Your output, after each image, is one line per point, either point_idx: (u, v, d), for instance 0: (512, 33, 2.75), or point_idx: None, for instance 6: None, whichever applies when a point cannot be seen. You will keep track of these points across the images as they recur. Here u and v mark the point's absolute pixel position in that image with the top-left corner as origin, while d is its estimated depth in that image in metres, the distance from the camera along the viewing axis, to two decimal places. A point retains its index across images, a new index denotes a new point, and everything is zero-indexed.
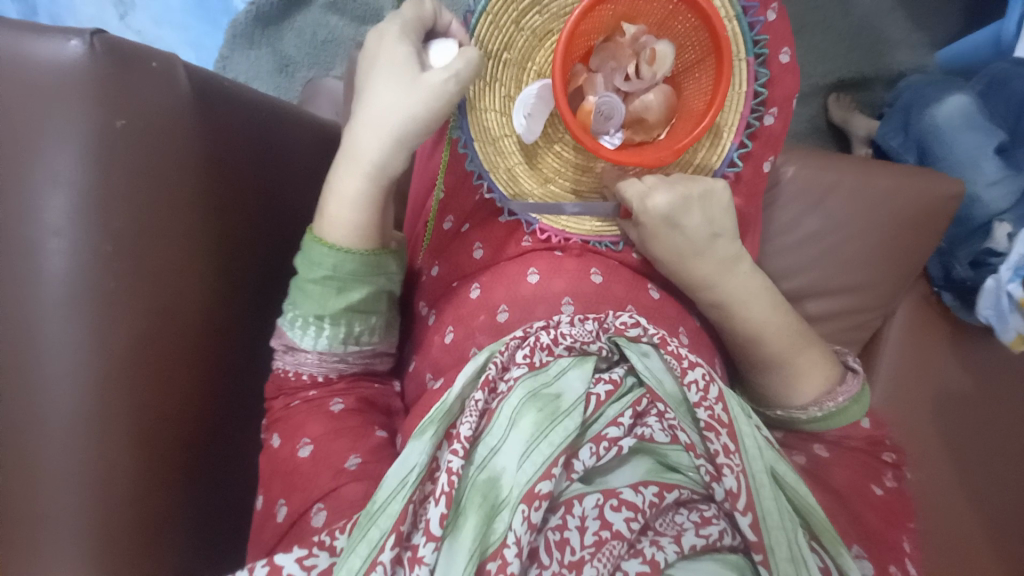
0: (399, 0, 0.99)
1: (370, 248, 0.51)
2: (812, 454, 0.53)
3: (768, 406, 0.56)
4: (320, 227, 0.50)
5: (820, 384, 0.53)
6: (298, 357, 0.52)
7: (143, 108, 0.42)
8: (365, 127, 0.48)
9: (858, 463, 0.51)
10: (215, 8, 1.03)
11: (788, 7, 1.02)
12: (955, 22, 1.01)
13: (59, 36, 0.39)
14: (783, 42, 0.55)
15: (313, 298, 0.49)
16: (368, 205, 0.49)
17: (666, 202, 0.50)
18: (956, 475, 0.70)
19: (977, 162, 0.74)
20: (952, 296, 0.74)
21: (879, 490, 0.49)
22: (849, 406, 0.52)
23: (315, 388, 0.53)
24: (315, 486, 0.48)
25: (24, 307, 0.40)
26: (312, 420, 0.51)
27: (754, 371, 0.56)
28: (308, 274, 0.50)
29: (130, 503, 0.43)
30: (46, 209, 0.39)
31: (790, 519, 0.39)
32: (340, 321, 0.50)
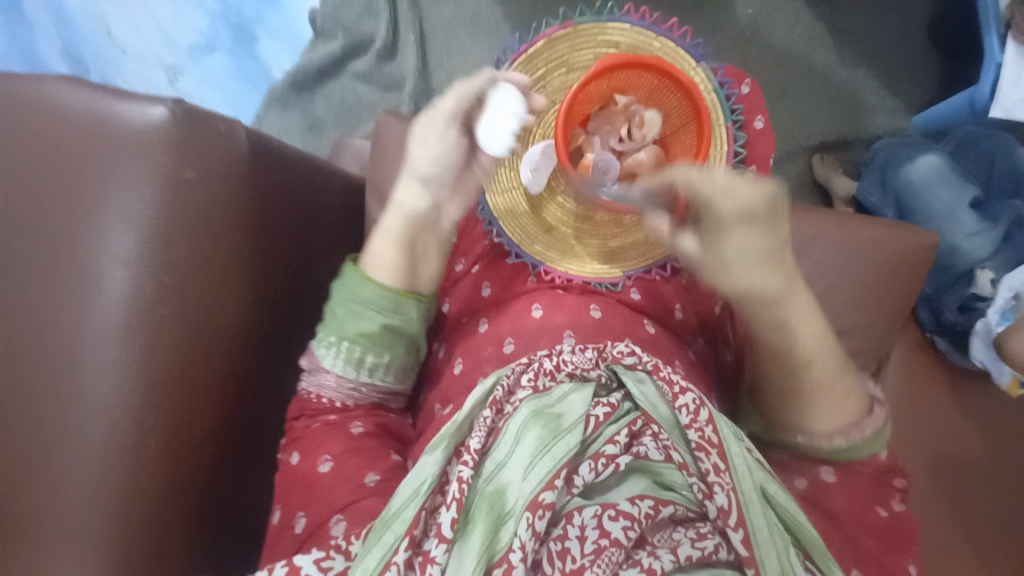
0: (420, 72, 1.12)
1: (395, 288, 0.57)
2: (814, 480, 0.50)
3: (789, 431, 0.51)
4: (365, 261, 0.58)
5: (847, 415, 0.49)
6: (319, 379, 0.57)
7: (207, 162, 0.48)
8: (404, 182, 0.58)
9: (864, 485, 0.49)
10: (254, 75, 1.17)
11: (771, 78, 1.13)
12: (925, 92, 1.11)
13: (145, 102, 0.46)
14: (757, 110, 0.63)
15: (341, 320, 0.56)
16: (399, 242, 0.57)
17: (744, 201, 0.44)
18: (959, 522, 0.69)
19: (956, 215, 0.80)
20: (946, 341, 0.76)
21: (884, 514, 0.48)
22: (872, 439, 0.49)
23: (335, 411, 0.57)
24: (335, 497, 0.51)
25: (82, 328, 0.45)
26: (332, 439, 0.55)
27: (775, 396, 0.51)
28: (339, 297, 0.57)
29: (151, 514, 0.46)
30: (115, 244, 0.46)
31: (781, 534, 0.40)
32: (355, 347, 0.55)
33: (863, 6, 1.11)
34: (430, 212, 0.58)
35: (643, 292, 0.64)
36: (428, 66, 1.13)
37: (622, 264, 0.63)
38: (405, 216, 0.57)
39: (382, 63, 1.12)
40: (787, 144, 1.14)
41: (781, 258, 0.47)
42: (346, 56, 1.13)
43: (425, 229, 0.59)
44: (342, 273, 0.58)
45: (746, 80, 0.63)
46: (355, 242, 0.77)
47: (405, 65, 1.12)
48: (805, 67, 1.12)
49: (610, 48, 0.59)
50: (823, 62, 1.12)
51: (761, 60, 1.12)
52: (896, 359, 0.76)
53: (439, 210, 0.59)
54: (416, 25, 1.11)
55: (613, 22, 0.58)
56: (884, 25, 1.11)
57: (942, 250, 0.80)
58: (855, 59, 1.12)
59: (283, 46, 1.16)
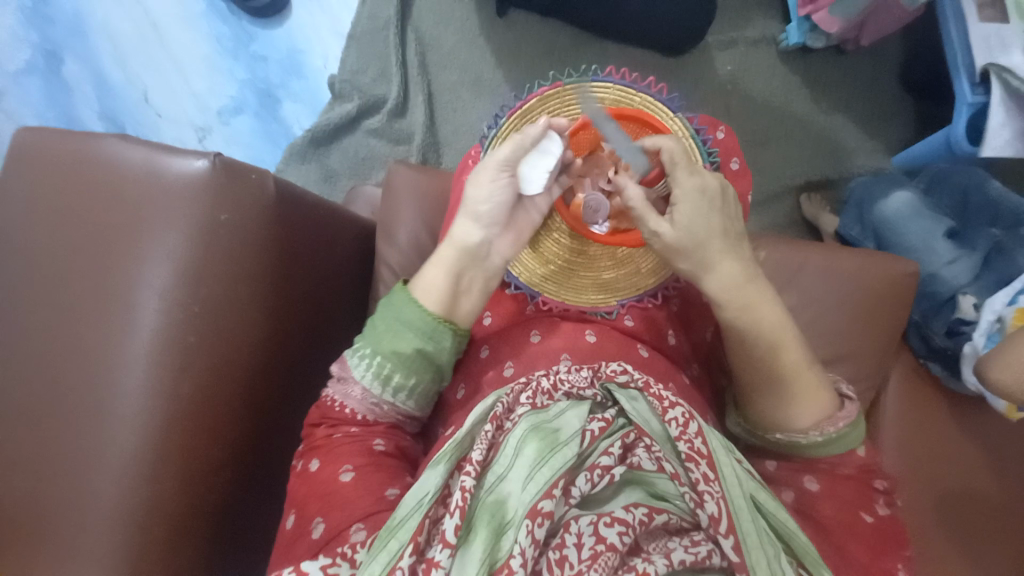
0: (428, 127, 1.23)
1: (434, 314, 0.60)
2: (802, 491, 0.55)
3: (769, 430, 0.57)
4: (414, 284, 0.63)
5: (821, 407, 0.55)
6: (346, 388, 0.59)
7: (239, 207, 0.54)
8: (461, 219, 0.63)
9: (847, 492, 0.53)
10: (276, 134, 1.28)
11: (754, 123, 1.21)
12: (899, 135, 1.19)
13: (190, 156, 0.53)
14: (733, 153, 0.71)
15: (380, 334, 0.59)
16: (449, 270, 0.62)
17: (704, 180, 0.57)
18: (949, 542, 0.72)
19: (932, 245, 0.86)
20: (940, 366, 0.78)
21: (870, 518, 0.51)
22: (847, 432, 0.54)
23: (358, 424, 0.59)
24: (357, 506, 0.52)
25: (116, 353, 0.50)
26: (352, 450, 0.57)
27: (756, 392, 0.58)
28: (383, 312, 0.61)
29: (167, 525, 0.50)
30: (153, 277, 0.51)
31: (768, 540, 0.45)
32: (386, 363, 0.58)
33: (835, 58, 1.21)
34: (481, 247, 0.63)
35: (636, 318, 0.69)
36: (435, 122, 1.23)
37: (615, 293, 0.69)
38: (457, 248, 0.62)
39: (394, 120, 1.23)
40: (775, 184, 1.21)
41: (734, 242, 0.59)
42: (360, 115, 1.24)
43: (473, 263, 0.63)
44: (390, 293, 0.63)
45: (721, 127, 0.72)
46: (365, 279, 0.82)
47: (415, 121, 1.23)
48: (785, 114, 1.21)
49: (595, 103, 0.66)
50: (801, 109, 1.20)
51: (742, 109, 1.21)
52: (893, 388, 0.78)
53: (489, 246, 0.63)
54: (425, 87, 1.23)
55: (597, 82, 0.66)
56: (856, 74, 1.20)
57: (923, 277, 0.85)
58: (831, 106, 1.20)
59: (304, 108, 1.28)
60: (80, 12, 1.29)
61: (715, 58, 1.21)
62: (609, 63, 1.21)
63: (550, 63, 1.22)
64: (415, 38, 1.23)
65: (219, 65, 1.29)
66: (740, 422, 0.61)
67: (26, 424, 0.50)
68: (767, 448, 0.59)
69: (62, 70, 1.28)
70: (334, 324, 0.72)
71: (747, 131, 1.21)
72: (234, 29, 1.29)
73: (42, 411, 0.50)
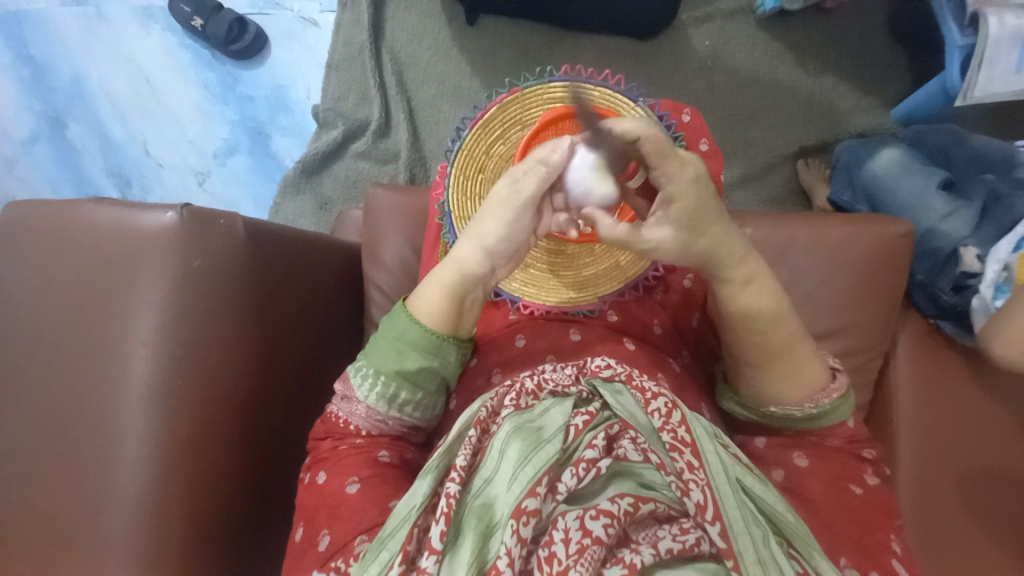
0: (412, 144, 1.24)
1: (437, 331, 0.58)
2: (791, 467, 0.58)
3: (763, 404, 0.58)
4: (414, 302, 0.59)
5: (815, 381, 0.56)
6: (350, 406, 0.58)
7: (212, 252, 0.57)
8: (466, 237, 0.57)
9: (834, 467, 0.56)
10: (271, 170, 1.33)
11: (740, 95, 1.17)
12: (896, 88, 1.13)
13: (159, 210, 0.55)
14: (701, 135, 0.72)
15: (384, 354, 0.57)
16: (449, 291, 0.57)
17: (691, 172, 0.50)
18: (975, 506, 0.70)
19: (927, 200, 0.83)
20: (953, 325, 0.75)
21: (858, 490, 0.54)
22: (838, 405, 0.56)
23: (362, 437, 0.59)
24: (362, 518, 0.52)
25: (112, 402, 0.53)
26: (356, 461, 0.56)
27: (752, 369, 0.58)
28: (385, 333, 0.58)
29: (178, 560, 0.52)
30: (138, 328, 0.53)
31: (755, 523, 0.45)
32: (392, 382, 0.56)
33: (819, 17, 1.16)
34: (485, 271, 0.57)
35: (620, 313, 0.69)
36: (419, 137, 1.25)
37: (597, 290, 0.68)
38: (461, 272, 0.57)
39: (378, 141, 1.25)
40: (768, 154, 1.17)
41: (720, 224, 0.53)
42: (347, 140, 1.27)
43: (476, 283, 0.58)
44: (391, 309, 0.60)
45: (685, 111, 0.74)
46: (358, 303, 0.84)
47: (399, 140, 1.24)
48: (772, 82, 1.17)
49: (555, 103, 0.66)
50: (787, 76, 1.16)
51: (726, 83, 1.17)
52: (902, 355, 0.76)
53: (493, 273, 0.58)
54: (404, 104, 1.24)
55: (554, 82, 0.65)
56: (843, 30, 1.15)
57: (921, 234, 0.82)
58: (819, 67, 1.16)
59: (293, 141, 1.32)
60: (74, 76, 1.34)
61: (692, 35, 1.18)
62: (584, 56, 1.19)
63: (525, 64, 1.22)
64: (391, 59, 1.25)
65: (210, 111, 1.33)
66: (733, 398, 0.61)
67: (39, 480, 0.53)
68: (764, 424, 0.60)
69: (66, 134, 1.35)
70: (326, 353, 0.74)
71: (733, 106, 1.17)
72: (220, 74, 1.33)
73: (53, 466, 0.53)
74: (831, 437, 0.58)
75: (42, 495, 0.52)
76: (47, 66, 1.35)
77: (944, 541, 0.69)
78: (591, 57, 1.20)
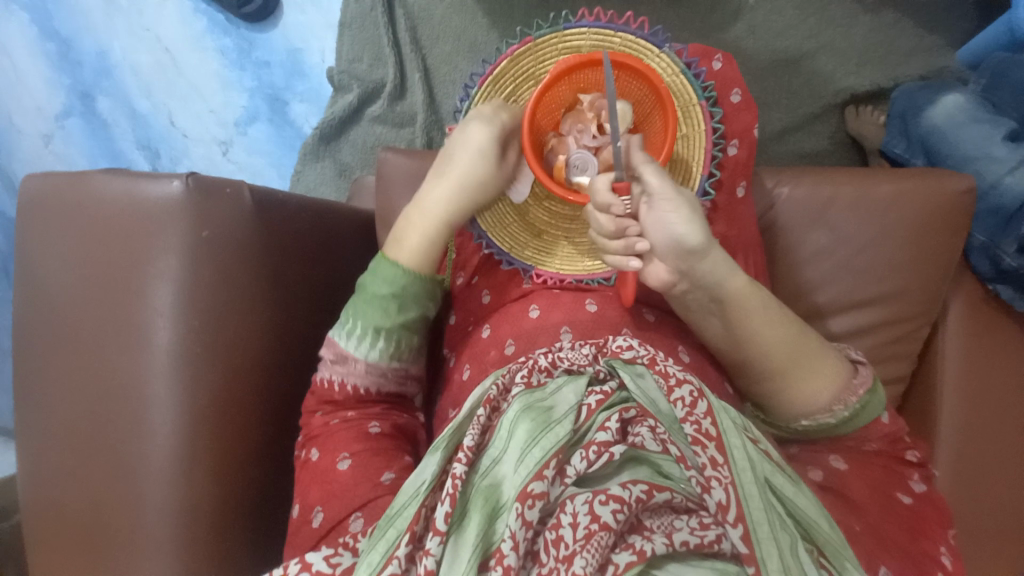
0: (428, 105, 1.20)
1: (428, 278, 0.64)
2: (828, 468, 0.55)
3: (793, 418, 0.56)
4: (393, 251, 0.63)
5: (838, 379, 0.54)
6: (347, 367, 0.61)
7: (221, 222, 0.57)
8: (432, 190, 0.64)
9: (878, 473, 0.54)
10: (291, 138, 1.32)
11: (786, 36, 1.05)
12: (968, 23, 1.00)
13: (166, 180, 0.55)
14: (733, 84, 0.67)
15: (380, 312, 0.60)
16: (427, 240, 0.64)
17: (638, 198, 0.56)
18: (1017, 483, 0.66)
19: (987, 151, 0.73)
20: (1011, 289, 0.68)
21: (906, 498, 0.52)
22: (870, 401, 0.53)
23: (353, 410, 0.60)
24: (355, 494, 0.54)
25: (138, 370, 0.55)
26: (348, 437, 0.58)
27: (778, 380, 0.55)
28: (376, 289, 0.61)
29: (209, 519, 0.56)
30: (156, 299, 0.55)
31: (782, 527, 0.42)
32: (394, 336, 0.61)
33: None
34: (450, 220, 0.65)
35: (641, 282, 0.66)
36: (435, 98, 1.20)
37: None
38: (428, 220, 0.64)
39: (394, 104, 1.22)
40: (815, 104, 1.06)
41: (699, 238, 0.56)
42: (363, 104, 1.23)
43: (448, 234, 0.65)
44: (372, 266, 0.62)
45: (717, 55, 0.68)
46: None
47: (415, 101, 1.20)
48: (822, 21, 1.04)
49: (571, 53, 0.62)
50: (842, 13, 1.03)
51: (769, 24, 1.05)
52: (952, 326, 0.70)
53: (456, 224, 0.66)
54: (419, 63, 1.19)
55: (569, 28, 0.61)
56: None
57: (982, 191, 0.73)
58: (880, 1, 1.02)
59: (311, 107, 1.30)
60: (96, 47, 1.35)
61: None
62: (610, 0, 1.09)
63: (546, 12, 1.13)
64: (404, 14, 1.18)
65: (229, 79, 1.32)
66: (759, 415, 0.60)
67: (87, 439, 0.56)
68: (795, 437, 0.58)
69: (95, 107, 1.38)
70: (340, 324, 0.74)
71: (776, 50, 1.05)
72: (235, 39, 1.31)
73: (96, 426, 0.56)
74: (868, 442, 0.55)
75: (87, 453, 0.56)
76: (68, 38, 1.36)
77: (983, 519, 0.66)
78: (617, 0, 1.09)
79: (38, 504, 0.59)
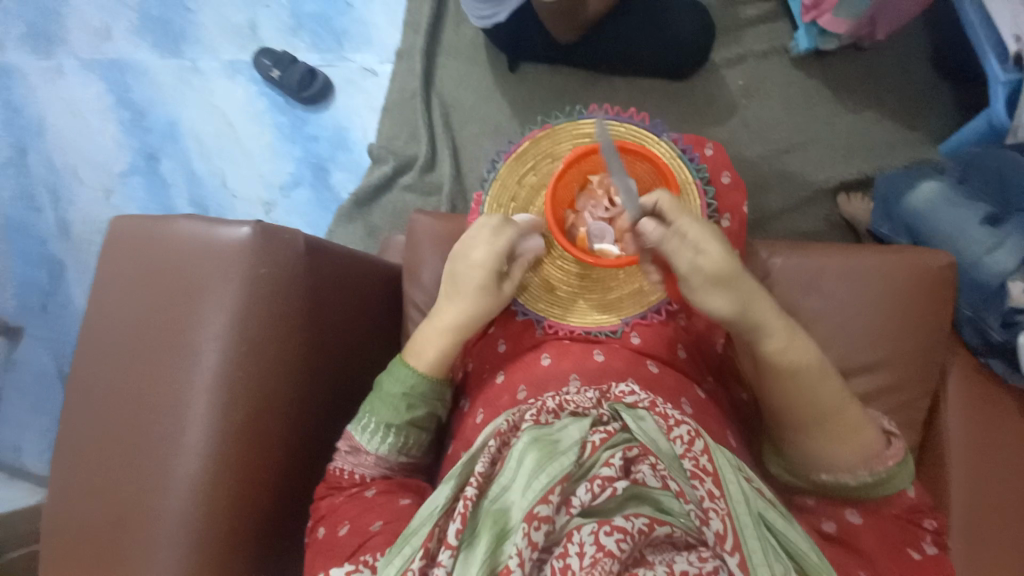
0: (455, 177, 1.34)
1: (438, 379, 0.67)
2: (842, 522, 0.56)
3: (812, 471, 0.57)
4: (410, 353, 0.67)
5: (869, 447, 0.55)
6: (357, 458, 0.64)
7: (277, 261, 0.65)
8: (448, 305, 0.67)
9: (892, 530, 0.55)
10: (328, 201, 1.47)
11: (776, 131, 1.19)
12: (939, 125, 1.12)
13: (236, 224, 0.65)
14: (724, 167, 0.77)
15: (392, 410, 0.63)
16: (443, 350, 0.66)
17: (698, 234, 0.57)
18: None
19: (965, 232, 0.81)
20: (1002, 363, 0.71)
21: (916, 555, 0.54)
22: (897, 471, 0.55)
23: (357, 484, 0.62)
24: (346, 545, 0.56)
25: (183, 390, 0.61)
26: (349, 505, 0.60)
27: (794, 433, 0.58)
28: (391, 388, 0.64)
29: (223, 541, 0.58)
30: (211, 325, 0.62)
31: (777, 558, 0.45)
32: (401, 433, 0.63)
33: (856, 56, 1.17)
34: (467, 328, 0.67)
35: (643, 334, 0.72)
36: (461, 171, 1.35)
37: (620, 312, 0.73)
38: (444, 330, 0.66)
39: (425, 175, 1.36)
40: (807, 188, 1.16)
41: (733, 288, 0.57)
42: (396, 175, 1.39)
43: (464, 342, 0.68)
44: (391, 365, 0.66)
45: (708, 144, 0.78)
46: (397, 319, 0.90)
47: (443, 174, 1.35)
48: (807, 120, 1.18)
49: (584, 137, 0.74)
50: (825, 113, 1.17)
51: (759, 120, 1.19)
52: (953, 395, 0.72)
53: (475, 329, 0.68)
54: (449, 142, 1.35)
55: (583, 119, 0.74)
56: (882, 68, 1.16)
57: (965, 267, 0.79)
58: (857, 104, 1.16)
59: (350, 175, 1.47)
60: (170, 119, 1.57)
61: (724, 75, 1.21)
62: (618, 96, 1.26)
63: (563, 104, 1.30)
64: (439, 103, 1.37)
65: (281, 149, 1.51)
66: (780, 464, 0.61)
67: (120, 455, 0.60)
68: (812, 489, 0.59)
69: (159, 168, 1.56)
70: (365, 364, 0.79)
71: (768, 141, 1.19)
72: (291, 118, 1.51)
73: (132, 442, 0.60)
74: (890, 506, 0.56)
75: (117, 469, 0.60)
76: (148, 111, 1.58)
77: None
78: (625, 97, 1.26)
79: (58, 520, 0.61)
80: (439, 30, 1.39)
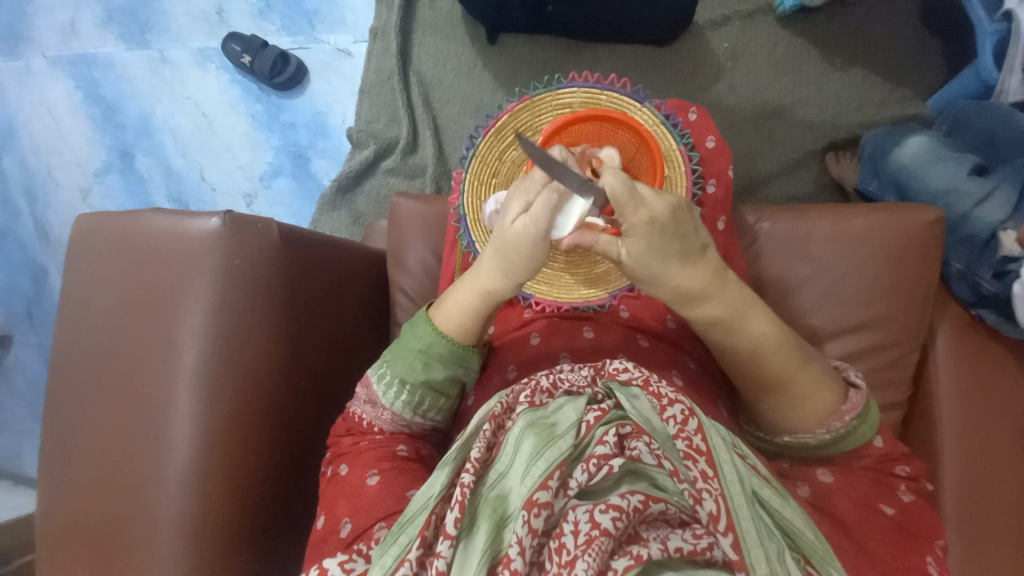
0: (439, 158, 1.31)
1: (462, 343, 0.63)
2: (817, 484, 0.55)
3: (777, 433, 0.59)
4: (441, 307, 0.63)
5: (825, 406, 0.55)
6: (376, 410, 0.62)
7: (251, 252, 0.63)
8: (485, 264, 0.59)
9: (862, 486, 0.54)
10: (311, 190, 1.44)
11: (764, 93, 1.16)
12: (929, 80, 1.10)
13: (206, 216, 0.62)
14: (708, 132, 0.76)
15: (410, 364, 0.61)
16: (473, 311, 0.61)
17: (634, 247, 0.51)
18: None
19: (956, 186, 0.79)
20: (995, 314, 0.71)
21: (891, 510, 0.53)
22: (856, 425, 0.55)
23: (381, 433, 0.63)
24: (380, 506, 0.54)
25: (164, 387, 0.60)
26: (377, 455, 0.60)
27: (757, 402, 0.59)
28: (411, 343, 0.62)
29: (218, 534, 0.58)
30: (189, 320, 0.61)
31: (770, 537, 0.45)
32: (417, 391, 0.61)
33: (845, 11, 1.13)
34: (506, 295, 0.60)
35: (632, 308, 0.73)
36: (445, 152, 1.32)
37: (607, 285, 0.72)
38: (480, 293, 0.60)
39: (407, 157, 1.33)
40: (796, 151, 1.15)
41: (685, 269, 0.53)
42: (377, 159, 1.35)
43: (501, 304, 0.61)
44: (415, 318, 0.64)
45: (692, 108, 0.77)
46: (385, 305, 0.89)
47: (426, 155, 1.32)
48: (794, 81, 1.15)
49: (565, 108, 0.71)
50: (813, 73, 1.14)
51: (746, 84, 1.16)
52: (942, 348, 0.72)
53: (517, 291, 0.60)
54: (430, 123, 1.31)
55: (562, 88, 0.71)
56: (871, 23, 1.12)
57: (954, 222, 0.79)
58: (846, 62, 1.13)
59: (331, 162, 1.43)
60: (140, 113, 1.51)
61: (710, 38, 1.17)
62: (602, 66, 1.22)
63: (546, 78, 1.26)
64: (418, 81, 1.32)
65: (258, 138, 1.46)
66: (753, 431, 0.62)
67: (109, 457, 0.60)
68: (786, 454, 0.60)
69: (134, 164, 1.52)
70: (354, 351, 0.78)
71: (756, 105, 1.16)
72: (266, 105, 1.46)
73: (121, 444, 0.60)
74: (860, 459, 0.56)
75: (108, 470, 0.60)
76: (117, 105, 1.52)
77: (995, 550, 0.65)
78: (609, 66, 1.22)
79: (53, 524, 0.61)
80: (414, 5, 1.33)
